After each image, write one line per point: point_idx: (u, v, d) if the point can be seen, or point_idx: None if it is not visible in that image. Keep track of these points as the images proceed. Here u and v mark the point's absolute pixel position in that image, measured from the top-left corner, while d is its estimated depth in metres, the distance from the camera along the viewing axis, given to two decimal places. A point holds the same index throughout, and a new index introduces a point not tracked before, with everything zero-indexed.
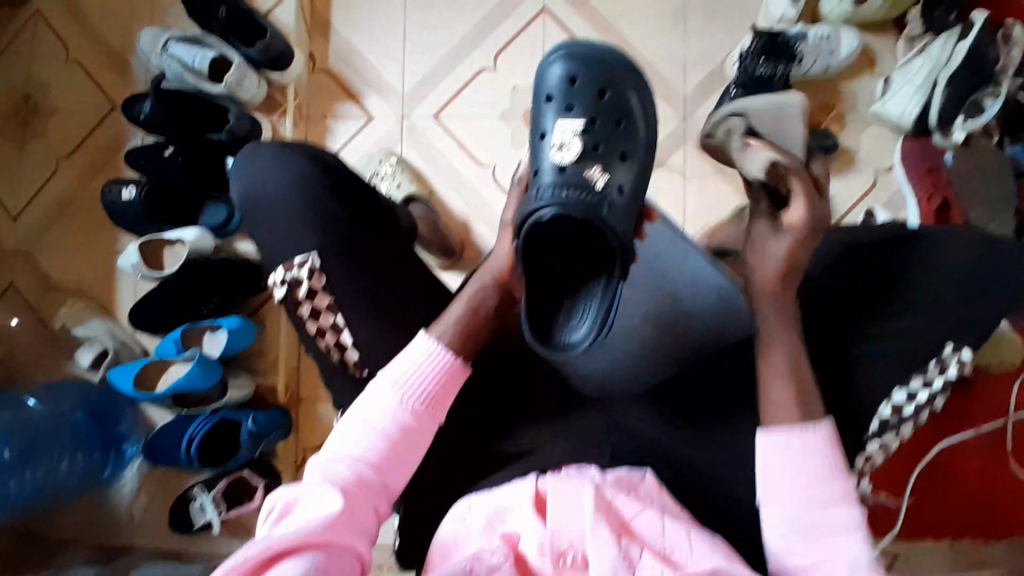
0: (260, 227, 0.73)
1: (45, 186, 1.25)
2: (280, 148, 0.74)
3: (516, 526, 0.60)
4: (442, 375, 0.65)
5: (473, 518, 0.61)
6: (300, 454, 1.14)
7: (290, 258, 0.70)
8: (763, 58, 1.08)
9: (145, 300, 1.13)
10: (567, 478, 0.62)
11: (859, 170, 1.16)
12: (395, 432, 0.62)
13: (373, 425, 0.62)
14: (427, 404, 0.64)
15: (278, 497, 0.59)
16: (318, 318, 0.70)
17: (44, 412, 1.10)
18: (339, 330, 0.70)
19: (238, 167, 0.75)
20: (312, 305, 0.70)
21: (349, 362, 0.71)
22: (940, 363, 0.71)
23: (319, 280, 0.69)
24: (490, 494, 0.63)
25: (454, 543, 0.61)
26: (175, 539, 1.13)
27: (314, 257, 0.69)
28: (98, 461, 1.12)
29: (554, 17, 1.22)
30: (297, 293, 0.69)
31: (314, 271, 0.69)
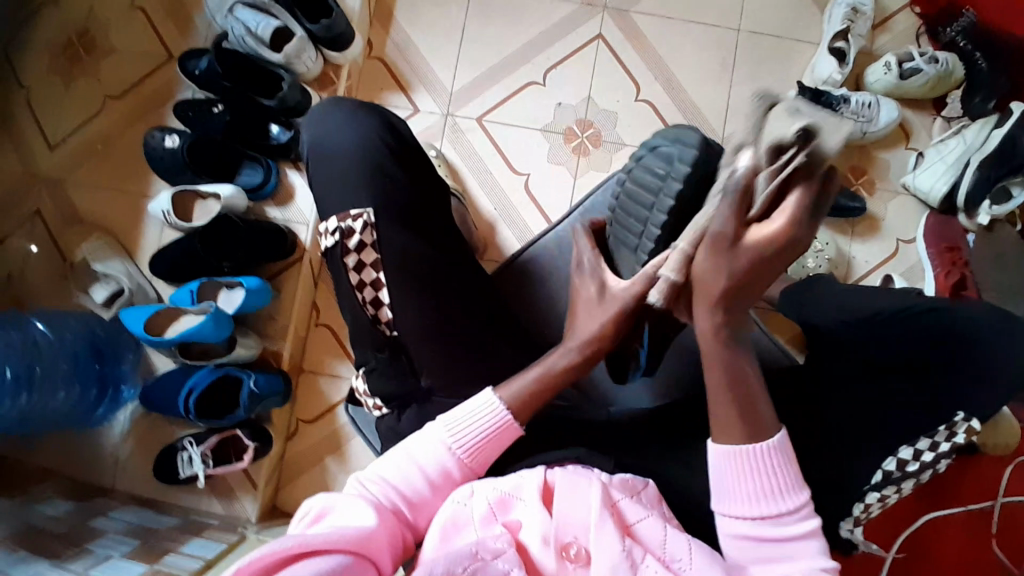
0: (317, 179, 0.78)
1: (86, 123, 1.27)
2: (346, 119, 0.79)
3: (520, 516, 0.60)
4: (499, 432, 0.66)
5: (475, 504, 0.60)
6: (292, 423, 1.17)
7: (346, 211, 0.76)
8: None
9: (169, 246, 1.15)
10: (572, 474, 0.62)
11: (881, 237, 1.18)
12: (437, 475, 0.64)
13: (420, 463, 0.64)
14: (472, 454, 0.65)
15: (313, 503, 0.60)
16: (361, 272, 0.74)
17: (52, 339, 1.07)
18: (378, 288, 0.74)
19: (310, 125, 0.81)
20: (359, 254, 0.74)
21: (380, 320, 0.74)
22: (947, 428, 0.74)
23: (370, 236, 0.74)
24: (495, 481, 0.62)
25: (453, 526, 0.59)
26: (155, 489, 1.13)
27: (370, 213, 0.75)
28: (93, 398, 1.11)
29: (607, 44, 1.26)
30: (347, 243, 0.74)
31: (367, 225, 0.75)
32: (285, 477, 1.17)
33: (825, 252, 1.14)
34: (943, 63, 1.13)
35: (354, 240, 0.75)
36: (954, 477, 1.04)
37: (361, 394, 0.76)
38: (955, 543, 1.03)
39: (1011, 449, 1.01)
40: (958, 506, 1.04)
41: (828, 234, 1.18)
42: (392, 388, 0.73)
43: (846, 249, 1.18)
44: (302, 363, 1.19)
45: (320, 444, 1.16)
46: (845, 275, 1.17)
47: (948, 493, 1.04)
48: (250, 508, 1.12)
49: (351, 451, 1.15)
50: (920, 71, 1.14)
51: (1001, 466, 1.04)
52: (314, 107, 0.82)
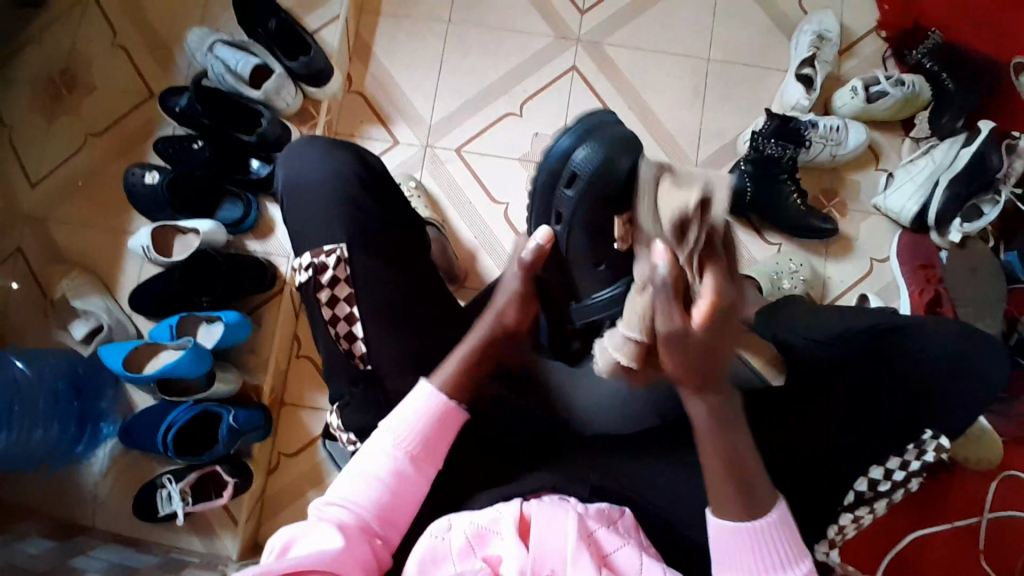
0: (291, 214, 0.80)
1: (68, 160, 1.28)
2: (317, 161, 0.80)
3: (498, 550, 0.59)
4: (441, 420, 0.66)
5: (453, 538, 0.60)
6: (274, 457, 1.16)
7: (319, 246, 0.76)
8: (774, 139, 1.14)
9: (151, 281, 1.15)
10: (550, 505, 0.62)
11: (855, 256, 1.20)
12: (392, 479, 0.64)
13: (372, 472, 0.64)
14: (422, 451, 0.65)
15: (277, 538, 0.59)
16: (334, 306, 0.75)
17: (31, 376, 1.06)
18: (352, 321, 0.75)
19: (283, 163, 0.82)
20: (332, 290, 0.75)
21: (355, 353, 0.74)
22: (917, 446, 0.74)
23: (344, 271, 0.75)
24: (472, 516, 0.62)
25: (432, 560, 0.60)
26: (134, 527, 1.12)
27: (343, 248, 0.76)
28: (72, 436, 1.10)
29: (582, 74, 1.29)
30: (320, 278, 0.75)
31: (341, 260, 0.75)
32: (266, 512, 1.15)
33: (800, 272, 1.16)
34: (909, 86, 1.17)
35: (328, 274, 0.75)
36: (938, 494, 1.04)
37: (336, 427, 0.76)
38: (940, 561, 1.03)
39: (992, 463, 1.02)
40: (942, 522, 1.04)
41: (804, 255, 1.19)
42: (368, 422, 0.73)
43: (821, 270, 1.20)
44: (283, 397, 1.18)
45: (303, 477, 1.15)
46: (821, 294, 1.19)
47: (932, 510, 1.04)
48: (229, 546, 1.10)
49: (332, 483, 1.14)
50: (887, 94, 1.18)
51: (983, 480, 1.04)
52: (285, 149, 0.84)
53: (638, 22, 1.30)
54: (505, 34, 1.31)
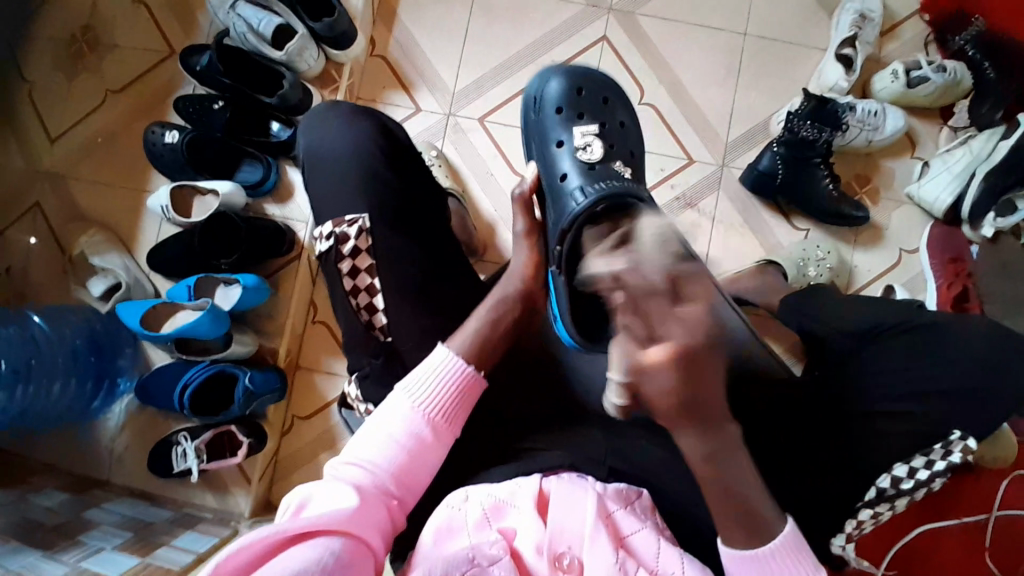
0: (312, 182, 0.78)
1: (88, 117, 1.27)
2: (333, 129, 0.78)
3: (514, 523, 0.59)
4: (458, 384, 0.67)
5: (469, 508, 0.60)
6: (288, 420, 1.17)
7: (340, 216, 0.75)
8: (810, 122, 1.11)
9: (169, 242, 1.15)
10: (569, 483, 0.62)
11: (884, 246, 1.17)
12: (410, 441, 0.63)
13: (390, 434, 0.63)
14: (442, 415, 0.65)
15: (291, 497, 0.58)
16: (355, 278, 0.73)
17: (49, 334, 1.07)
18: (372, 293, 0.73)
19: (304, 128, 0.80)
20: (353, 260, 0.73)
21: (374, 326, 0.73)
22: (943, 446, 0.71)
23: (365, 241, 0.74)
24: (489, 489, 0.62)
25: (448, 530, 0.59)
26: (150, 483, 1.14)
27: (365, 219, 0.74)
28: (89, 391, 1.12)
29: (612, 46, 1.25)
30: (341, 249, 0.73)
31: (362, 231, 0.74)
32: (279, 473, 1.16)
33: (828, 260, 1.12)
34: (951, 73, 1.12)
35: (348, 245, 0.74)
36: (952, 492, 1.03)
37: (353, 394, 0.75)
38: (948, 557, 1.02)
39: (1009, 462, 1.01)
40: (954, 518, 1.03)
41: (831, 242, 1.17)
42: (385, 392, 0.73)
43: (849, 258, 1.17)
44: (298, 360, 1.19)
45: (316, 442, 1.16)
46: (847, 283, 1.16)
47: (944, 506, 1.03)
48: (242, 505, 1.12)
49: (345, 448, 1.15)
50: (928, 80, 1.13)
51: (997, 479, 1.03)
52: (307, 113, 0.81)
53: None
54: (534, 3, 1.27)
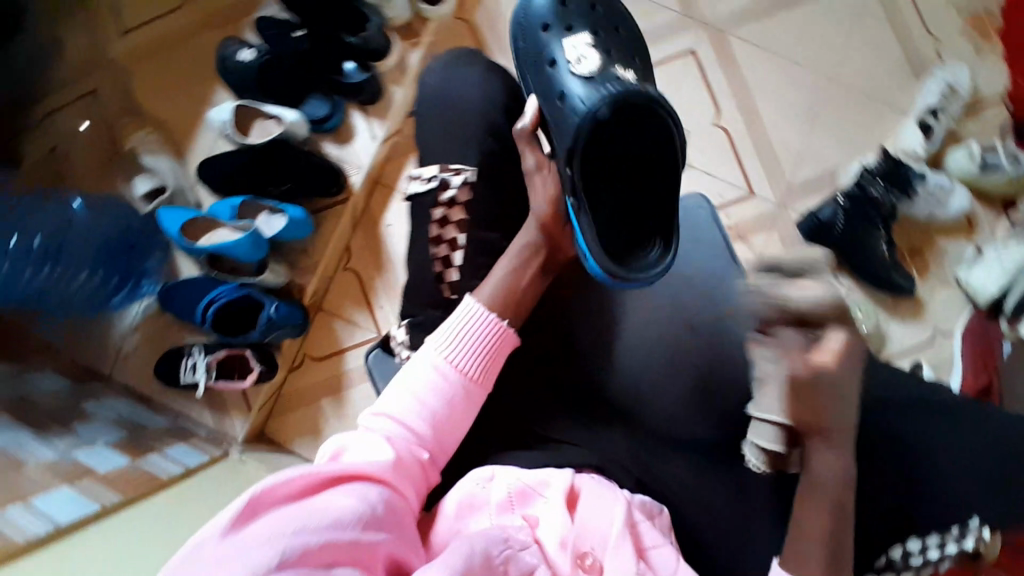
0: (425, 127, 0.77)
1: (165, 17, 1.25)
2: (452, 80, 0.78)
3: (539, 512, 0.60)
4: (497, 342, 0.66)
5: (495, 488, 0.60)
6: (299, 356, 1.17)
7: (447, 162, 0.75)
8: (882, 180, 1.14)
9: (221, 159, 1.11)
10: (600, 486, 0.62)
11: (921, 322, 1.17)
12: (439, 398, 0.62)
13: (420, 390, 0.62)
14: (473, 373, 0.64)
15: (329, 444, 0.59)
16: (442, 227, 0.74)
17: (85, 222, 1.05)
18: (455, 247, 0.74)
19: (436, 71, 0.80)
20: (448, 209, 0.74)
21: (445, 280, 0.74)
22: (960, 528, 0.70)
23: (465, 195, 0.74)
24: (520, 473, 0.62)
25: (474, 506, 0.59)
26: (150, 389, 1.13)
27: (470, 172, 0.74)
28: (112, 286, 1.10)
29: (698, 63, 1.23)
30: (442, 194, 0.75)
31: (465, 183, 0.74)
32: (280, 407, 1.17)
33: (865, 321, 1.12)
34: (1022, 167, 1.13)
35: (447, 193, 0.75)
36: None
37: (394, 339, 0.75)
38: None
39: None
40: None
41: (872, 307, 1.16)
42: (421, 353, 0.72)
43: (884, 325, 1.17)
44: (322, 301, 1.18)
45: (321, 385, 1.16)
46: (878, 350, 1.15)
47: None
48: (240, 428, 1.11)
49: (350, 397, 1.15)
50: (999, 169, 1.13)
51: None
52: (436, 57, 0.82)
53: (769, 25, 1.23)
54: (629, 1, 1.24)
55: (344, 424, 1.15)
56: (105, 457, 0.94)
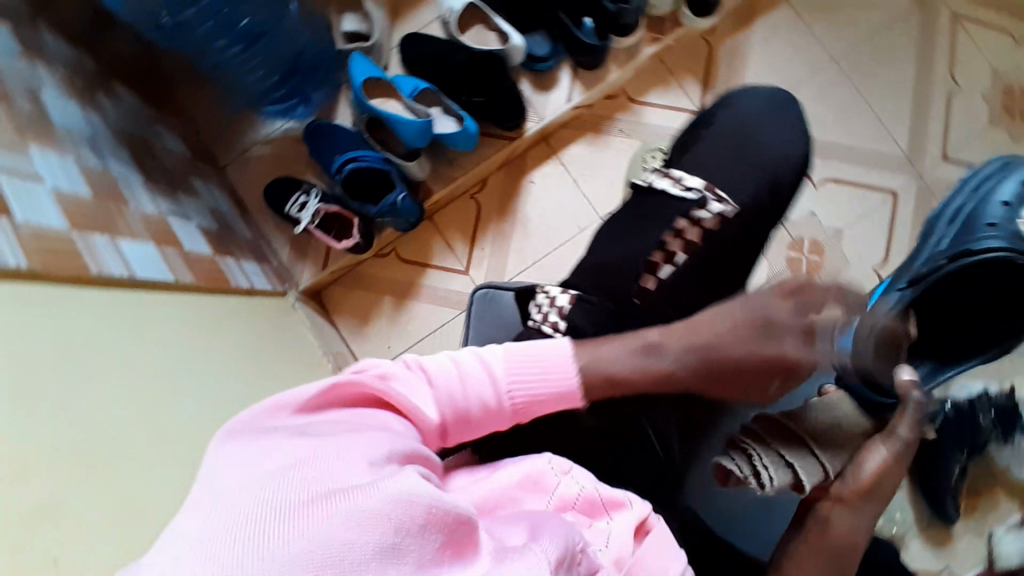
0: (712, 138, 0.83)
1: None
2: (759, 118, 0.83)
3: (605, 526, 0.58)
4: (563, 380, 0.63)
5: (569, 482, 0.60)
6: (390, 248, 1.17)
7: (715, 185, 0.79)
8: (993, 413, 1.11)
9: (431, 40, 1.11)
10: (669, 536, 0.59)
11: (941, 554, 1.14)
12: (488, 393, 0.61)
13: (477, 374, 0.61)
14: (530, 392, 0.62)
15: (376, 365, 0.59)
16: (674, 237, 0.77)
17: (293, 27, 1.02)
18: (669, 260, 0.77)
19: (769, 97, 0.86)
20: (690, 225, 0.77)
21: (645, 282, 0.77)
22: None
23: (712, 222, 0.78)
24: (599, 483, 0.61)
25: (543, 488, 0.59)
26: (252, 199, 1.15)
27: (729, 209, 0.78)
28: (275, 96, 1.11)
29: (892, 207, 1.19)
30: (697, 210, 0.77)
31: (719, 214, 0.78)
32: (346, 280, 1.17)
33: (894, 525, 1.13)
34: None
35: (701, 213, 0.78)
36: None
37: (545, 296, 0.74)
38: None
39: None
40: None
41: (908, 513, 1.14)
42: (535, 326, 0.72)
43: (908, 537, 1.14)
44: (436, 213, 1.18)
45: (392, 284, 1.17)
46: None
47: None
48: (303, 278, 1.14)
49: (410, 309, 1.16)
50: None
51: None
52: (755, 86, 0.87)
53: None
54: (864, 116, 1.21)
55: (391, 328, 1.16)
56: (190, 236, 0.93)
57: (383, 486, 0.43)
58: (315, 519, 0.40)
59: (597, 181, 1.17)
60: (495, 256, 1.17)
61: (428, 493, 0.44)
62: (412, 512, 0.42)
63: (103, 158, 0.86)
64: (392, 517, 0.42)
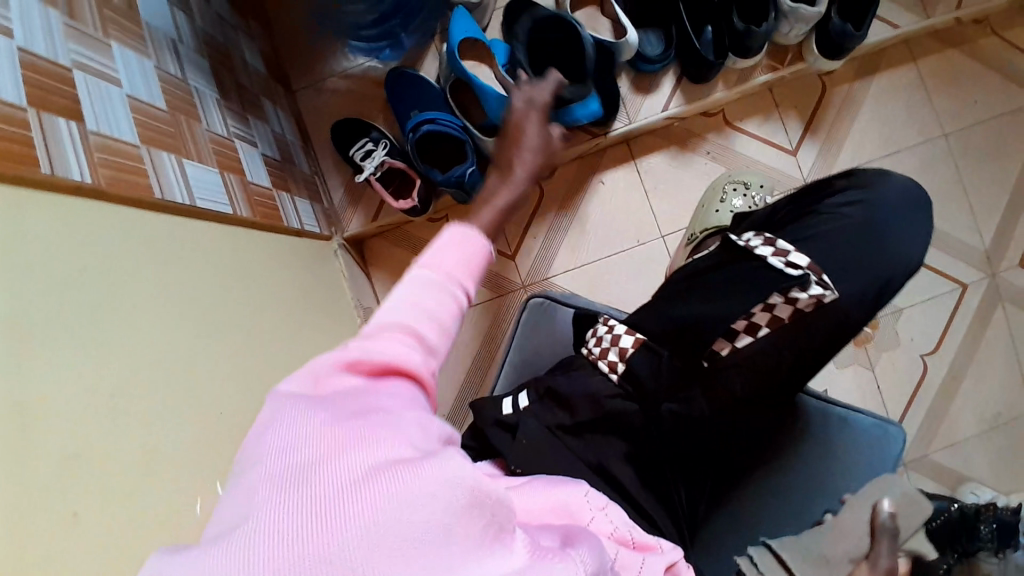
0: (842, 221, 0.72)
1: None
2: (898, 217, 0.73)
3: (636, 564, 0.51)
4: (471, 250, 0.53)
5: (603, 516, 0.54)
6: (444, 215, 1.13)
7: (821, 272, 0.67)
8: (994, 524, 0.98)
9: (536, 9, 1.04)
10: None
11: None
12: (424, 304, 0.49)
13: (403, 301, 0.49)
14: (461, 269, 0.52)
15: (316, 361, 0.45)
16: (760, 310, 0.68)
17: None
18: (749, 330, 0.69)
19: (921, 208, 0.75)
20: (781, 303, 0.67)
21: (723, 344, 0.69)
22: None
23: (806, 304, 0.67)
24: (632, 524, 0.55)
25: (575, 515, 0.52)
26: (319, 134, 1.13)
27: (829, 294, 0.66)
28: (367, 31, 1.05)
29: (960, 299, 1.15)
30: (793, 291, 0.66)
31: (817, 298, 0.66)
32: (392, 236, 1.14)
33: None
34: None
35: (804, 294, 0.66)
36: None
37: (604, 326, 0.73)
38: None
39: None
40: None
41: None
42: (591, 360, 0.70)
43: None
44: None
45: None
46: None
47: None
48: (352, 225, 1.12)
49: None
50: None
51: None
52: (896, 174, 0.75)
53: None
54: (958, 204, 1.16)
55: None
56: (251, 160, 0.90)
57: (430, 467, 0.35)
58: (359, 503, 0.32)
59: (669, 201, 1.12)
60: (545, 248, 1.13)
61: (472, 476, 0.37)
62: (454, 495, 0.35)
63: (183, 64, 0.82)
64: (437, 498, 0.34)
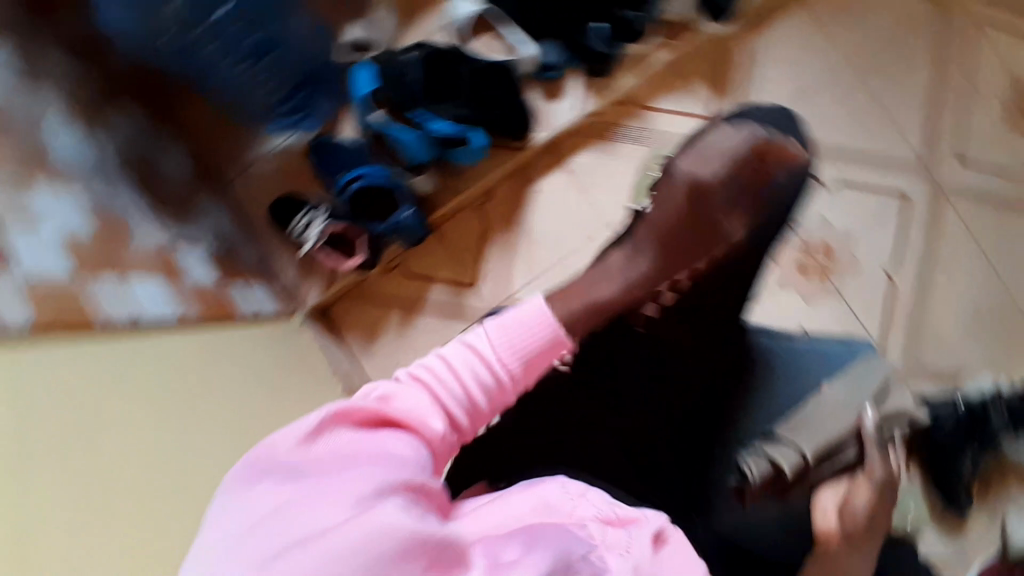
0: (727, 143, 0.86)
1: None
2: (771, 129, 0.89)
3: (631, 541, 0.55)
4: (543, 337, 0.66)
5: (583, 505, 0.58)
6: (396, 261, 1.14)
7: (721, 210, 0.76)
8: (1005, 407, 1.08)
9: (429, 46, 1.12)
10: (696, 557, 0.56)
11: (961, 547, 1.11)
12: (478, 364, 0.62)
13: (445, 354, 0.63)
14: (518, 353, 0.64)
15: (375, 388, 0.59)
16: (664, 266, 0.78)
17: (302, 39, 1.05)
18: (667, 282, 0.84)
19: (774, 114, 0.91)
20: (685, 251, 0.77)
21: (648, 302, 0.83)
22: None
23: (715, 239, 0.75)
24: (613, 503, 0.59)
25: (557, 509, 0.57)
26: (255, 219, 1.11)
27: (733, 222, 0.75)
28: (282, 109, 1.10)
29: (906, 209, 1.18)
30: None
31: None
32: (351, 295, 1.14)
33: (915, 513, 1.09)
34: None
35: None
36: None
37: None
38: None
39: None
40: None
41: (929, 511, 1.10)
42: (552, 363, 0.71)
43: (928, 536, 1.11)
44: (445, 224, 1.15)
45: (398, 298, 1.14)
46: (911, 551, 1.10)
47: None
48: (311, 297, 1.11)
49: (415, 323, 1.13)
50: None
51: None
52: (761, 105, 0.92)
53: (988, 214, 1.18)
54: (879, 120, 1.20)
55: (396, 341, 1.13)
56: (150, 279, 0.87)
57: (366, 515, 0.45)
58: (320, 543, 0.44)
59: (606, 191, 1.15)
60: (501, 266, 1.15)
61: (410, 522, 0.46)
62: (388, 539, 0.44)
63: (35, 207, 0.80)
64: (371, 546, 0.44)
